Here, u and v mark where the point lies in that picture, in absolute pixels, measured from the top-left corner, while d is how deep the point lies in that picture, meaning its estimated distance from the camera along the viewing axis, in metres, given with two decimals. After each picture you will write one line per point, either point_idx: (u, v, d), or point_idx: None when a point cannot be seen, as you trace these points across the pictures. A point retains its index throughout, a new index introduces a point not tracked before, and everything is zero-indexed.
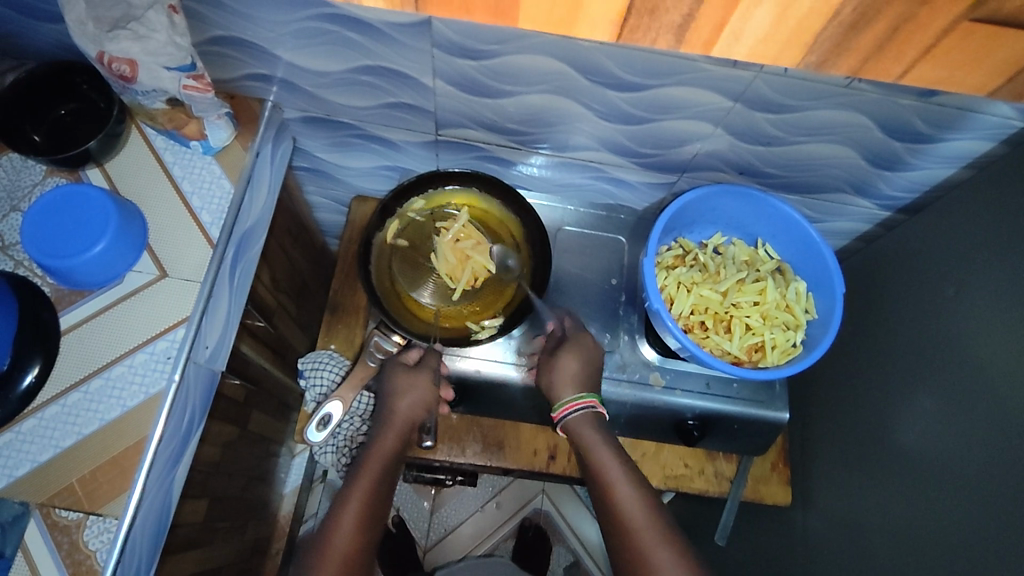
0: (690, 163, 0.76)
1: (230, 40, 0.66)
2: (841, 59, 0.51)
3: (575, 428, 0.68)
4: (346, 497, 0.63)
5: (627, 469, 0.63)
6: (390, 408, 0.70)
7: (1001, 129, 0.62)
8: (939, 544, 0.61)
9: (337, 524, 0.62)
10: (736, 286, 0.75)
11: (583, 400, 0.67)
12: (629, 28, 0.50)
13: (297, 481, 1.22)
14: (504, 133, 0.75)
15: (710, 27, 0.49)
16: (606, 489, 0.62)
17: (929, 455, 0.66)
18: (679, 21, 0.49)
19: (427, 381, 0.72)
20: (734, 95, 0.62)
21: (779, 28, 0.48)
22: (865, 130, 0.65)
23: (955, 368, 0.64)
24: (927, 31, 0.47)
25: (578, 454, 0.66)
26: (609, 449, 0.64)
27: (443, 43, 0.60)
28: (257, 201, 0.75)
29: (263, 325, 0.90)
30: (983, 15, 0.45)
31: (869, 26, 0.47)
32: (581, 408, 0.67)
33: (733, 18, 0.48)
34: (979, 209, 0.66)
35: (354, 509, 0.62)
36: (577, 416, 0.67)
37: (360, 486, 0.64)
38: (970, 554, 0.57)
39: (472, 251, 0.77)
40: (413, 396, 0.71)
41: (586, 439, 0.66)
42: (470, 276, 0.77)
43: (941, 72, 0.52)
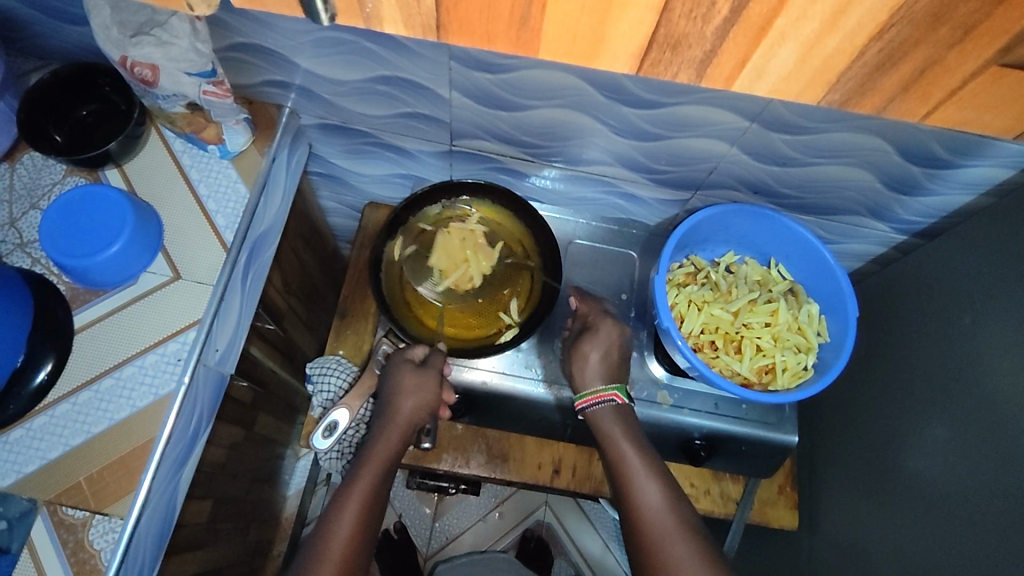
0: (704, 181, 0.76)
1: (250, 47, 0.67)
2: (864, 99, 0.49)
3: (597, 419, 0.71)
4: (348, 496, 0.64)
5: (646, 459, 0.66)
6: (394, 410, 0.70)
7: (1022, 157, 0.61)
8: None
9: (338, 522, 0.62)
10: (747, 306, 0.75)
11: (611, 393, 0.71)
12: (650, 62, 0.47)
13: (300, 483, 1.22)
14: (519, 145, 0.75)
15: (733, 63, 0.46)
16: (626, 477, 0.66)
17: (940, 485, 0.64)
18: (701, 57, 0.46)
19: (434, 385, 0.71)
20: (752, 116, 0.62)
21: (804, 65, 0.45)
22: (883, 154, 0.65)
23: (968, 398, 0.63)
24: (953, 74, 0.46)
25: (599, 442, 0.70)
26: (628, 441, 0.67)
27: (460, 56, 0.61)
28: (272, 205, 0.76)
29: (273, 327, 0.90)
30: (1013, 61, 0.44)
31: (894, 69, 0.45)
32: (605, 401, 0.70)
33: (756, 54, 0.45)
34: (999, 237, 0.65)
35: (355, 509, 0.63)
36: (599, 409, 0.71)
37: (362, 487, 0.64)
38: None
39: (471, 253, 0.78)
40: (418, 399, 0.70)
41: (607, 429, 0.69)
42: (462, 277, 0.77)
43: (968, 115, 0.51)
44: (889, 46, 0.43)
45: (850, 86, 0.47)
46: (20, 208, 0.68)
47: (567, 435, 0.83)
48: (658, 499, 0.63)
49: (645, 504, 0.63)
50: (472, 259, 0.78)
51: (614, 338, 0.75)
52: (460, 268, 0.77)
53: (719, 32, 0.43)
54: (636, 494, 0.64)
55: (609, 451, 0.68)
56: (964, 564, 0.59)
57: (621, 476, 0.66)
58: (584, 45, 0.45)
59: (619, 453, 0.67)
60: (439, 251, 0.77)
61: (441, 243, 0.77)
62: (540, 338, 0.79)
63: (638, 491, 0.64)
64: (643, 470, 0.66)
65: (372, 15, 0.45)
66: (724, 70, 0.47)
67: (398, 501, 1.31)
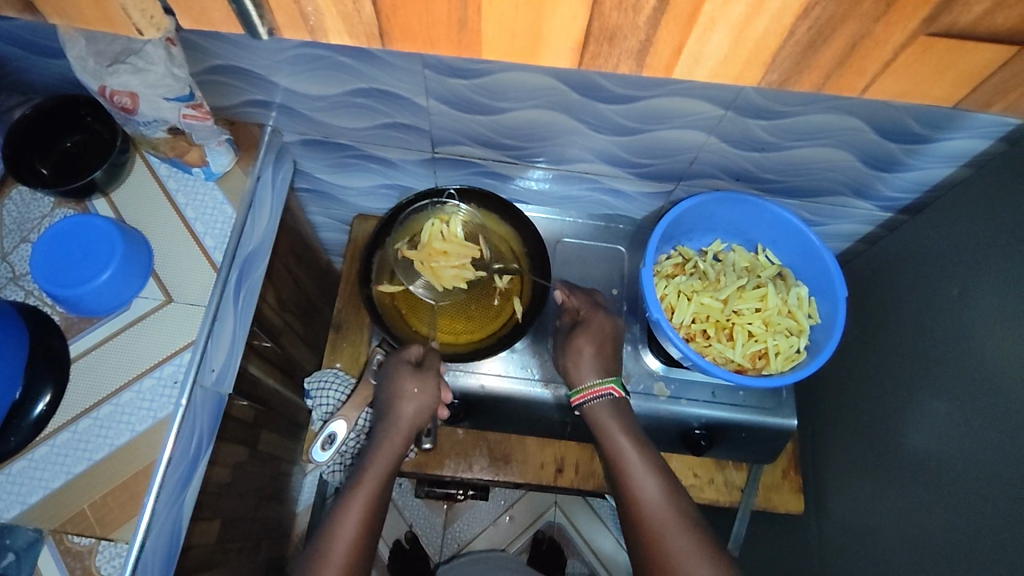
0: (687, 172, 0.76)
1: (229, 69, 0.68)
2: (803, 76, 0.50)
3: (593, 414, 0.71)
4: (356, 491, 0.65)
5: (645, 455, 0.67)
6: (396, 412, 0.69)
7: (996, 127, 0.62)
8: (955, 544, 0.60)
9: (344, 520, 0.64)
10: (737, 293, 0.74)
11: (609, 386, 0.70)
12: (589, 55, 0.50)
13: (309, 499, 1.23)
14: (500, 148, 0.76)
15: (669, 50, 0.48)
16: (625, 474, 0.67)
17: (938, 455, 0.65)
18: (638, 46, 0.48)
19: (435, 386, 0.69)
20: (726, 104, 0.63)
21: (736, 49, 0.47)
22: (861, 133, 0.65)
23: (965, 369, 0.63)
24: (883, 46, 0.47)
25: (597, 437, 0.70)
26: (628, 437, 0.68)
27: (434, 64, 0.62)
28: (260, 224, 0.76)
29: (269, 344, 0.91)
30: (938, 30, 0.44)
31: (826, 45, 0.47)
32: (603, 395, 0.70)
33: (690, 41, 0.47)
34: (980, 206, 0.65)
35: (363, 505, 0.65)
36: (597, 404, 0.70)
37: (370, 486, 0.66)
38: (980, 552, 0.57)
39: (451, 257, 0.75)
40: (419, 402, 0.69)
41: (604, 425, 0.69)
42: (448, 277, 0.75)
43: (905, 85, 0.51)
44: (815, 24, 0.45)
45: (789, 65, 0.48)
46: (10, 242, 0.69)
47: (567, 432, 0.83)
48: (656, 495, 0.65)
49: (646, 500, 0.65)
50: (454, 263, 0.75)
51: (608, 331, 0.74)
52: (448, 268, 0.75)
53: (651, 21, 0.46)
54: (635, 491, 0.66)
55: (605, 447, 0.69)
56: (966, 526, 0.60)
57: (619, 472, 0.67)
58: (523, 43, 0.48)
59: (618, 447, 0.68)
60: (426, 260, 0.74)
61: (431, 252, 0.74)
62: (535, 337, 0.80)
63: (637, 488, 0.66)
64: (643, 467, 0.67)
65: (315, 26, 0.49)
66: (663, 58, 0.49)
67: (408, 511, 1.31)
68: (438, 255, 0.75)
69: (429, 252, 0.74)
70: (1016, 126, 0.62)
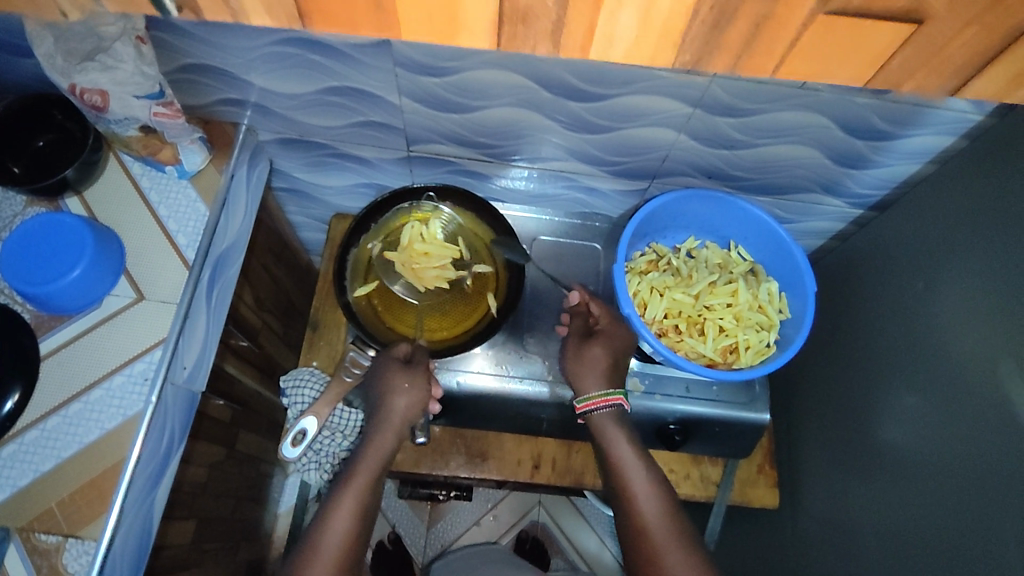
0: (660, 169, 0.77)
1: (202, 68, 0.68)
2: (714, 56, 0.47)
3: (598, 425, 0.67)
4: (345, 494, 0.64)
5: (647, 469, 0.65)
6: (388, 409, 0.68)
7: (959, 123, 0.63)
8: (925, 535, 0.61)
9: (338, 518, 0.62)
10: (707, 288, 0.75)
11: (616, 397, 0.67)
12: (504, 37, 0.47)
13: (290, 501, 1.22)
14: (474, 146, 0.76)
15: (581, 30, 0.45)
16: (626, 486, 0.64)
17: (907, 448, 0.66)
18: (551, 27, 0.45)
19: (425, 383, 0.69)
20: (694, 101, 0.64)
21: (646, 30, 0.44)
22: (827, 130, 0.66)
23: (933, 363, 0.64)
24: (786, 27, 0.44)
25: (600, 449, 0.67)
26: (631, 450, 0.65)
27: (404, 62, 0.62)
28: (235, 222, 0.76)
29: (246, 344, 0.91)
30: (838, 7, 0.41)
31: (731, 23, 0.44)
32: (607, 405, 0.66)
33: (599, 20, 0.44)
34: (945, 202, 0.66)
35: (350, 506, 0.63)
36: (600, 415, 0.67)
37: (358, 485, 0.64)
38: (949, 544, 0.58)
39: (432, 259, 0.75)
40: (411, 398, 0.68)
41: (608, 436, 0.66)
42: (430, 278, 0.75)
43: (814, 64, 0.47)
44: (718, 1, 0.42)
45: (698, 46, 0.46)
46: None
47: (544, 429, 0.83)
48: (653, 507, 0.63)
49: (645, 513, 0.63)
50: (435, 264, 0.75)
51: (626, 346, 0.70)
52: (429, 270, 0.75)
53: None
54: (631, 500, 0.64)
55: (604, 456, 0.67)
56: (935, 518, 0.60)
57: (620, 485, 0.65)
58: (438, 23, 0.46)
59: (617, 453, 0.65)
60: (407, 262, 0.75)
61: (411, 254, 0.75)
62: (509, 334, 0.80)
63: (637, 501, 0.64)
64: (645, 481, 0.64)
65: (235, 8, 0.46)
66: (576, 39, 0.46)
67: (391, 512, 1.31)
68: (418, 257, 0.75)
69: (410, 254, 0.75)
70: (978, 123, 0.63)
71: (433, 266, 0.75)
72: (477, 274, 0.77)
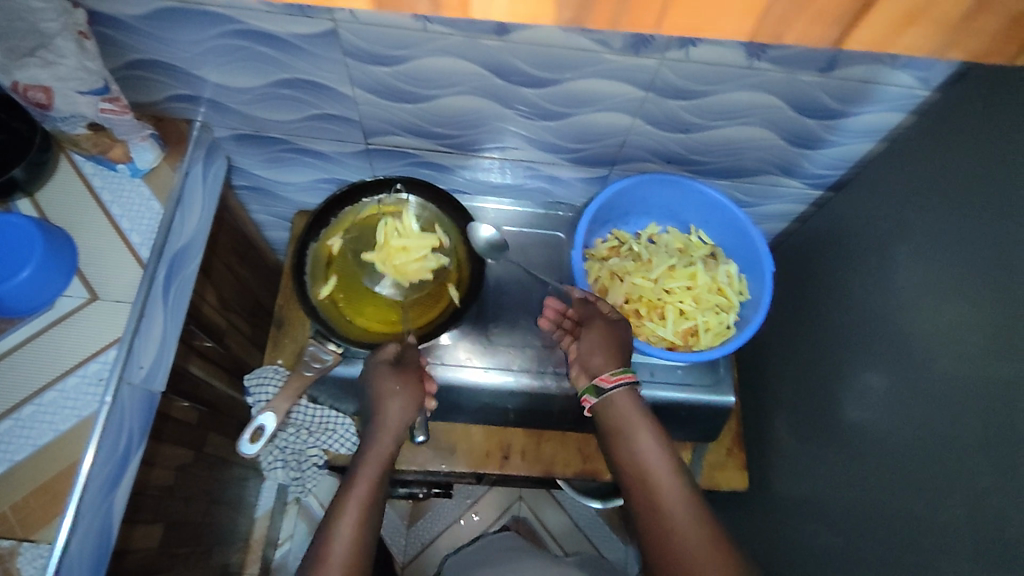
0: (619, 156, 0.77)
1: (151, 64, 0.67)
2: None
3: (610, 407, 0.61)
4: (347, 500, 0.58)
5: (670, 454, 0.57)
6: (382, 412, 0.65)
7: (906, 99, 0.63)
8: (889, 508, 0.62)
9: (338, 527, 0.56)
10: (667, 272, 0.75)
11: (627, 376, 0.62)
12: None
13: (267, 505, 1.19)
14: (432, 137, 0.76)
15: None
16: (651, 472, 0.56)
17: (869, 424, 0.66)
18: None
19: (418, 382, 0.66)
20: (645, 85, 0.64)
21: None
22: (778, 110, 0.66)
23: (890, 339, 0.65)
24: None
25: (615, 431, 0.60)
26: (650, 432, 0.58)
27: (353, 52, 0.62)
28: (192, 220, 0.75)
29: (211, 344, 0.90)
30: None
31: None
32: (622, 383, 0.61)
33: None
34: (897, 179, 0.67)
35: (354, 511, 0.58)
36: (616, 392, 0.61)
37: (360, 490, 0.59)
38: (913, 519, 0.58)
39: (409, 251, 0.75)
40: (404, 399, 0.65)
41: (627, 417, 0.60)
42: (409, 271, 0.75)
43: None
44: None
45: None
46: None
47: (513, 419, 0.83)
48: (671, 494, 0.55)
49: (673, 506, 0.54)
50: (413, 255, 0.75)
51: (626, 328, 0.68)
52: (409, 262, 0.75)
53: None
54: (650, 487, 0.55)
55: (620, 443, 0.59)
56: (896, 490, 0.61)
57: (643, 467, 0.57)
58: None
59: (628, 434, 0.58)
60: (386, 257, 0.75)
61: (389, 249, 0.75)
62: (474, 325, 0.80)
63: (663, 492, 0.55)
64: (668, 467, 0.56)
65: None
66: None
67: None
68: (395, 252, 0.75)
69: (385, 250, 0.75)
70: (924, 99, 0.64)
71: (415, 263, 0.75)
72: (438, 266, 0.77)
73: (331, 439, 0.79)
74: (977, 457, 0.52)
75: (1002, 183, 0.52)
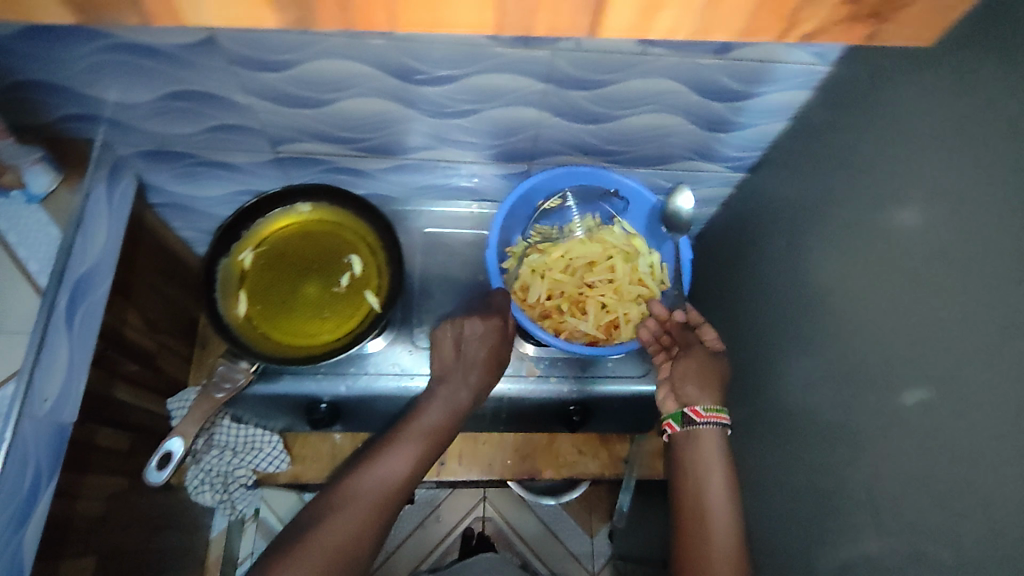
0: (535, 150, 0.76)
1: (34, 85, 0.64)
2: None
3: (696, 441, 0.62)
4: (399, 440, 0.61)
5: (729, 498, 0.60)
6: (467, 355, 0.68)
7: (806, 76, 0.63)
8: (814, 488, 0.61)
9: (384, 465, 0.59)
10: (587, 267, 0.76)
11: (718, 414, 0.62)
12: None
13: (223, 524, 1.16)
14: (342, 142, 0.74)
15: None
16: (702, 504, 0.59)
17: (791, 405, 0.66)
18: None
19: (508, 341, 0.70)
20: (544, 77, 0.62)
21: None
22: (683, 95, 0.65)
23: (807, 319, 0.64)
24: None
25: (686, 463, 0.62)
26: (722, 476, 0.60)
27: (238, 59, 0.60)
28: (98, 243, 0.73)
29: (139, 368, 0.88)
30: None
31: None
32: (712, 420, 0.62)
33: None
34: (807, 158, 0.66)
35: (404, 467, 0.60)
36: (710, 429, 0.62)
37: (417, 437, 0.62)
38: (836, 499, 0.57)
39: (333, 260, 0.75)
40: (483, 345, 0.68)
41: (694, 455, 0.62)
42: (335, 279, 0.74)
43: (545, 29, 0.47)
44: None
45: None
46: None
47: None
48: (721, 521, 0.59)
49: (713, 540, 0.58)
50: (338, 263, 0.75)
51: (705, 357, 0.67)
52: (333, 270, 0.74)
53: None
54: (704, 509, 0.59)
55: (685, 472, 0.62)
56: (820, 470, 0.60)
57: (695, 498, 0.60)
58: None
59: (703, 472, 0.61)
60: (308, 268, 0.74)
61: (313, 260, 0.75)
62: (400, 331, 0.78)
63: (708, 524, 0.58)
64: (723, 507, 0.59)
65: None
66: None
67: None
68: (317, 263, 0.75)
69: (306, 262, 0.75)
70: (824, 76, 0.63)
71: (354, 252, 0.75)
72: (354, 274, 0.75)
73: (258, 458, 0.82)
74: (888, 434, 0.51)
75: (898, 158, 0.52)
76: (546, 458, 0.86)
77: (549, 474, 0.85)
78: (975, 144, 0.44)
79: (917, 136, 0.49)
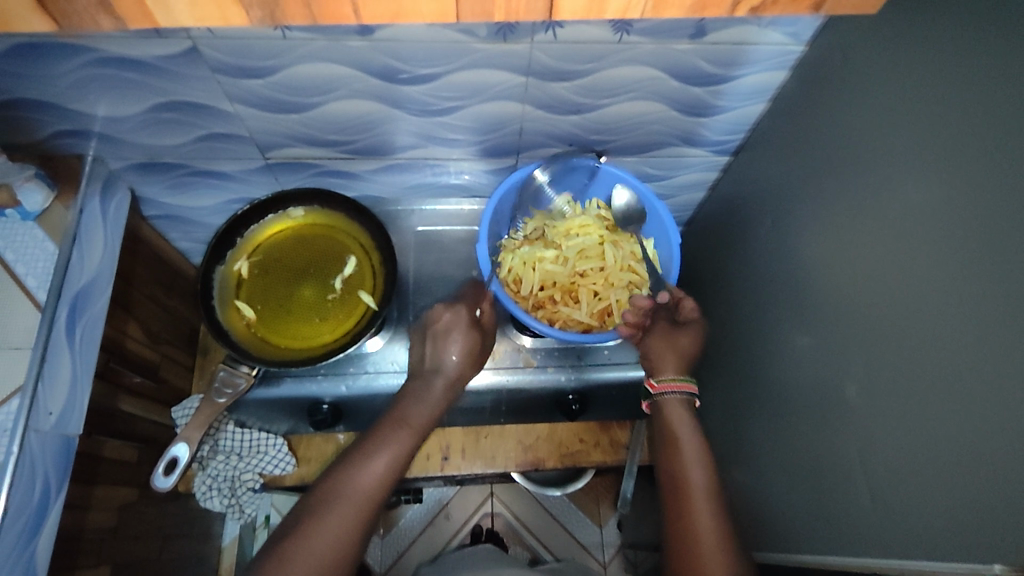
0: (521, 143, 0.77)
1: (24, 102, 0.65)
2: None
3: (663, 407, 0.66)
4: (383, 440, 0.61)
5: (702, 453, 0.62)
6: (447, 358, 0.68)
7: (782, 56, 0.64)
8: (812, 461, 0.62)
9: (368, 465, 0.60)
10: (578, 254, 0.76)
11: (685, 383, 0.66)
12: None
13: (234, 532, 1.17)
14: (329, 145, 0.75)
15: None
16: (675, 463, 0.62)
17: (785, 381, 0.67)
18: None
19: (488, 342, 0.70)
20: (523, 70, 0.63)
21: None
22: (662, 81, 0.66)
23: (796, 295, 0.65)
24: None
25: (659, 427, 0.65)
26: (691, 434, 0.63)
27: (221, 67, 0.61)
28: (96, 255, 0.73)
29: (143, 379, 0.89)
30: None
31: None
32: (678, 389, 0.65)
33: None
34: (788, 137, 0.67)
35: (389, 458, 0.61)
36: (671, 396, 0.65)
37: (401, 436, 0.62)
38: (833, 470, 0.58)
39: (327, 263, 0.76)
40: (462, 346, 0.68)
41: (668, 416, 0.65)
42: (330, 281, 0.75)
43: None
44: None
45: None
46: None
47: (451, 417, 0.83)
48: (704, 508, 0.58)
49: (688, 494, 0.59)
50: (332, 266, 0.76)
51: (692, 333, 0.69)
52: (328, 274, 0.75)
53: None
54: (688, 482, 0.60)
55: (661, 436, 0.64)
56: (816, 443, 0.61)
57: (669, 457, 0.62)
58: None
59: (674, 439, 0.63)
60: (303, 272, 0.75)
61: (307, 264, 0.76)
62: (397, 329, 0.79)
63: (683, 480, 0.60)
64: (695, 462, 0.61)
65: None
66: None
67: None
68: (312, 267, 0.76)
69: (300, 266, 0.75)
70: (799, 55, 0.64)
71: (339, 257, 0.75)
72: (347, 274, 0.75)
73: (264, 461, 0.83)
74: (881, 402, 0.51)
75: (873, 130, 0.52)
76: (549, 448, 0.86)
77: (552, 463, 0.86)
78: (944, 112, 0.45)
79: (887, 109, 0.51)
